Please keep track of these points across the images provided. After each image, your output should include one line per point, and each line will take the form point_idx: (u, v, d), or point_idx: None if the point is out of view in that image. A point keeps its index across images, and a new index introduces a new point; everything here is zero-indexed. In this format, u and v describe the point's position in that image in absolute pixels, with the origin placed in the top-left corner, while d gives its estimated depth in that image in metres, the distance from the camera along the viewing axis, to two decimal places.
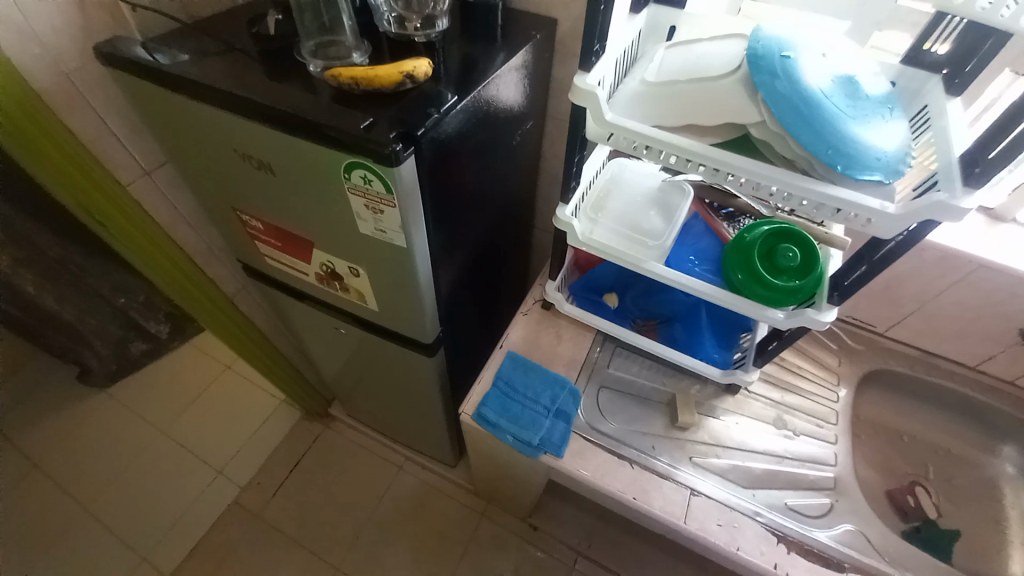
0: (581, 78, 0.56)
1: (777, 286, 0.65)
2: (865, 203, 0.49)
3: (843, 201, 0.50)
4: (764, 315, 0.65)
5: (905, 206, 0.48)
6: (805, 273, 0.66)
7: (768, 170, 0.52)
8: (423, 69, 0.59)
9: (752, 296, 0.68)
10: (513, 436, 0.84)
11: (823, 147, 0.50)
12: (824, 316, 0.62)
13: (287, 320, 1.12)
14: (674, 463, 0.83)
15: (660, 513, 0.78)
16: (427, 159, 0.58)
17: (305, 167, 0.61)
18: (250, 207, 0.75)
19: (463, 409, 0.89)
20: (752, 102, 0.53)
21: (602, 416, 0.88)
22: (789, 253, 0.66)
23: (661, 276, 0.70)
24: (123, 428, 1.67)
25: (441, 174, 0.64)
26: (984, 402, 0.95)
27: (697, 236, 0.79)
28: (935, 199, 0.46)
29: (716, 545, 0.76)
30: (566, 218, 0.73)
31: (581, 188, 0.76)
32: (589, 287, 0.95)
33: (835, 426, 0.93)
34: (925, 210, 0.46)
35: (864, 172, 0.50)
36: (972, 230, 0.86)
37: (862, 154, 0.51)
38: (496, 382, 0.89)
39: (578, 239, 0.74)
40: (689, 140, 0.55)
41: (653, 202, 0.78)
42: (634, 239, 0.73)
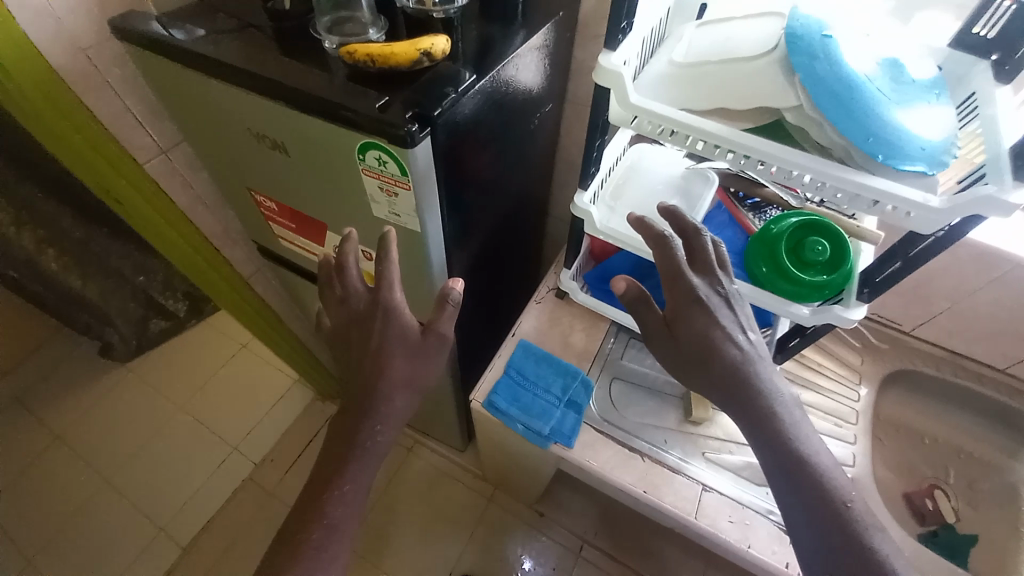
0: (605, 57, 0.53)
1: (803, 281, 0.63)
2: (906, 195, 0.46)
3: (880, 192, 0.47)
4: (788, 310, 0.64)
5: (949, 200, 0.45)
6: (834, 269, 0.63)
7: (803, 159, 0.49)
8: (441, 49, 0.57)
9: (777, 291, 0.65)
10: (522, 425, 0.84)
11: (863, 134, 0.47)
12: (851, 313, 0.61)
13: (303, 302, 1.12)
14: (687, 458, 0.82)
15: (670, 507, 0.77)
16: (443, 143, 0.56)
17: (318, 147, 0.59)
18: (264, 189, 0.75)
19: (473, 396, 0.89)
20: (789, 85, 0.50)
21: (615, 408, 0.87)
22: (818, 247, 0.63)
23: None
24: (143, 403, 1.71)
25: (457, 158, 0.62)
26: (1012, 406, 0.92)
27: (721, 226, 0.75)
28: (982, 193, 0.43)
29: (728, 542, 0.75)
30: (584, 205, 0.71)
31: (601, 174, 0.74)
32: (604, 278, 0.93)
33: (855, 426, 0.89)
34: (972, 204, 0.43)
35: (906, 162, 0.47)
36: (1011, 227, 0.82)
37: (904, 142, 0.47)
38: (507, 370, 0.89)
39: (596, 228, 0.72)
40: (718, 125, 0.52)
41: (675, 191, 0.75)
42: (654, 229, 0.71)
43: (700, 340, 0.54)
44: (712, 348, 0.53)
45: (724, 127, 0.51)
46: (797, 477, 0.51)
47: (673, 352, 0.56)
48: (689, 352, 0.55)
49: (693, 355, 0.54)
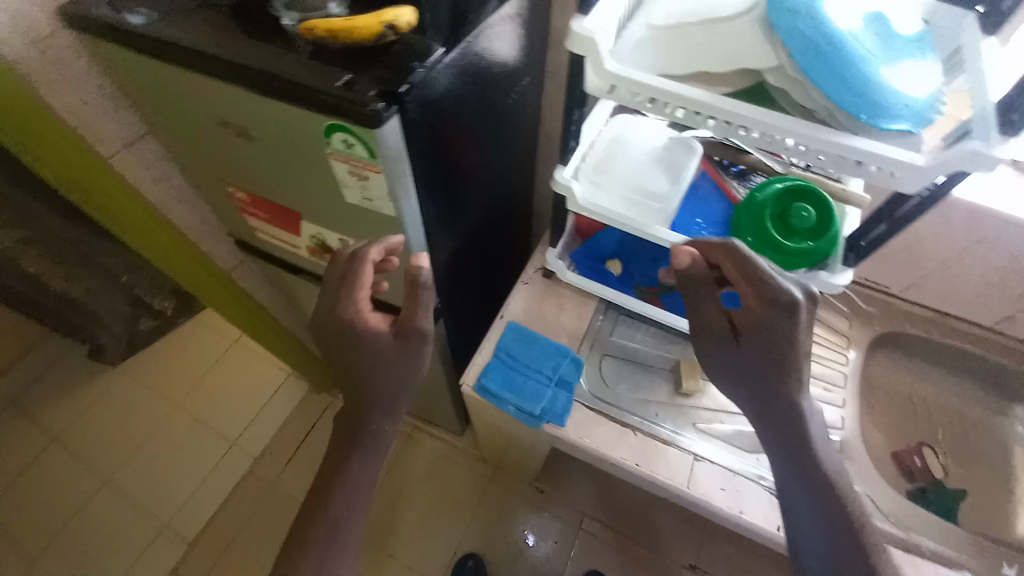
0: (578, 23, 0.50)
1: (789, 249, 0.62)
2: (890, 155, 0.45)
3: (865, 154, 0.46)
4: (776, 279, 0.63)
5: (934, 157, 0.44)
6: (820, 234, 0.62)
7: (785, 123, 0.47)
8: (408, 20, 0.54)
9: (762, 260, 0.65)
10: (514, 406, 0.84)
11: (846, 94, 0.45)
12: (837, 279, 0.60)
13: (288, 295, 1.09)
14: (678, 430, 0.83)
15: (664, 480, 0.78)
16: (414, 121, 0.54)
17: (285, 131, 0.56)
18: (235, 178, 0.72)
19: (463, 380, 0.88)
20: (770, 46, 0.47)
21: (605, 385, 0.87)
22: (803, 213, 0.62)
23: (664, 240, 0.67)
24: (137, 403, 1.69)
25: (431, 137, 0.60)
26: (1001, 364, 0.93)
27: (706, 196, 0.74)
28: (967, 150, 0.42)
29: (720, 508, 0.76)
30: (565, 181, 0.69)
31: (582, 148, 0.72)
32: (592, 256, 0.93)
33: (844, 390, 0.89)
34: (957, 161, 0.42)
35: (890, 121, 0.46)
36: (998, 185, 0.81)
37: (888, 100, 0.46)
38: (496, 353, 0.88)
39: (580, 204, 0.70)
40: (698, 91, 0.50)
41: (661, 161, 0.73)
42: (638, 204, 0.70)
43: (767, 344, 0.59)
44: (779, 360, 0.59)
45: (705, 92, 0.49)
46: (810, 476, 0.60)
47: (736, 354, 0.63)
48: (759, 347, 0.60)
49: (765, 353, 0.60)
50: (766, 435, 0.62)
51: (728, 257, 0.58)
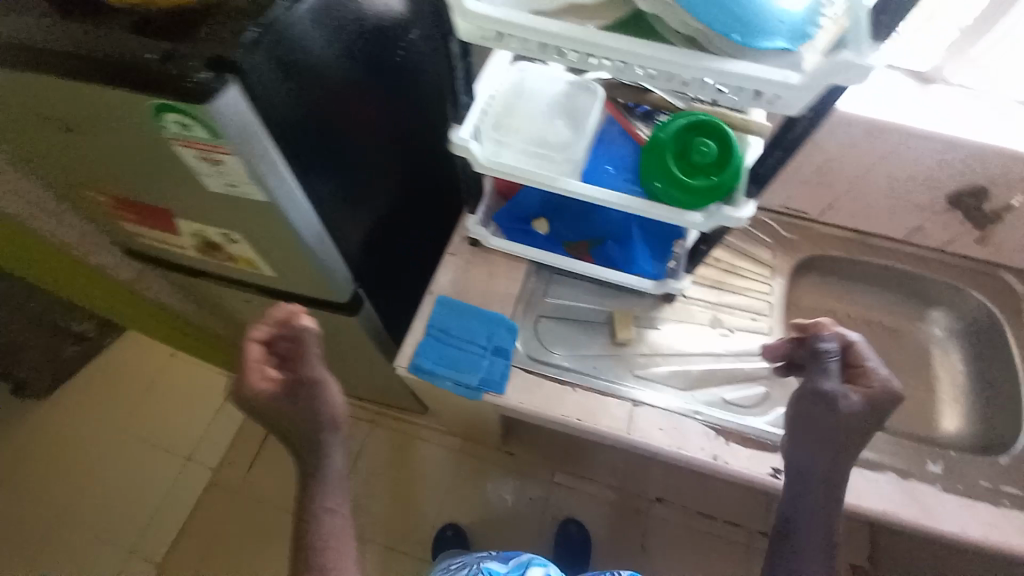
0: None
1: (694, 186, 0.61)
2: (767, 76, 0.42)
3: (742, 78, 0.43)
4: (683, 219, 0.62)
5: (808, 74, 0.42)
6: (722, 168, 0.61)
7: (658, 53, 0.44)
8: None
9: (671, 200, 0.63)
10: (452, 381, 0.82)
11: (713, 15, 0.42)
12: (741, 212, 0.60)
13: (198, 300, 1.01)
14: (616, 379, 0.83)
15: (605, 429, 0.79)
16: (262, 94, 0.48)
17: (114, 119, 0.49)
18: (89, 180, 0.63)
19: (398, 362, 0.85)
20: None
21: (542, 346, 0.86)
22: (704, 147, 0.60)
23: (573, 191, 0.65)
24: (74, 434, 1.58)
25: (294, 109, 0.53)
26: (917, 273, 0.97)
27: (613, 140, 0.71)
28: (839, 61, 0.39)
29: (661, 447, 0.78)
30: (462, 141, 0.64)
31: (478, 103, 0.67)
32: (517, 217, 0.90)
33: (769, 318, 0.92)
34: (831, 74, 0.40)
35: (764, 40, 0.43)
36: (898, 97, 0.80)
37: (761, 17, 0.43)
38: (428, 330, 0.85)
39: (482, 165, 0.66)
40: (567, 26, 0.46)
41: (562, 109, 0.69)
42: (543, 156, 0.67)
43: (869, 417, 0.67)
44: (866, 426, 0.68)
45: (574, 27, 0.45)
46: (819, 497, 0.68)
47: (846, 417, 0.68)
48: (866, 407, 0.67)
49: (867, 409, 0.67)
50: (803, 465, 0.70)
51: (879, 390, 0.67)
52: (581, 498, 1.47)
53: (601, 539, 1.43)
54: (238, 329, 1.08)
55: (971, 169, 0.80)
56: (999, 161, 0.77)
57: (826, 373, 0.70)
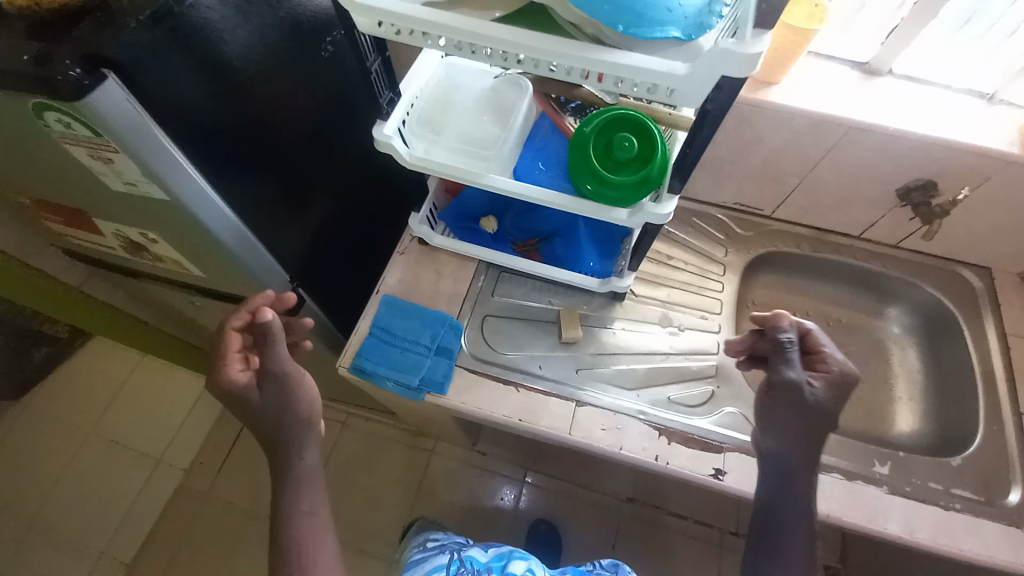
0: None
1: (618, 184, 0.60)
2: (654, 68, 0.41)
3: (631, 70, 0.42)
4: (608, 217, 0.61)
5: (694, 63, 0.40)
6: (646, 163, 0.60)
7: (544, 44, 0.43)
8: None
9: (598, 197, 0.62)
10: (393, 381, 0.81)
11: (599, 5, 0.41)
12: (662, 209, 0.58)
13: (149, 301, 1.00)
14: (561, 379, 0.82)
15: (546, 429, 0.78)
16: (151, 91, 0.47)
17: (6, 120, 0.49)
18: (8, 183, 0.63)
19: (339, 362, 0.84)
20: None
21: (488, 345, 0.85)
22: (625, 142, 0.59)
23: (499, 187, 0.64)
24: (44, 436, 1.58)
25: (194, 105, 0.52)
26: (872, 269, 0.95)
27: (544, 136, 0.70)
28: (721, 48, 0.39)
29: (603, 448, 0.76)
30: (386, 138, 0.62)
31: (406, 98, 0.66)
32: (463, 216, 0.88)
33: (719, 316, 0.91)
34: (714, 63, 0.39)
35: (655, 30, 0.42)
36: (840, 89, 0.78)
37: (649, 5, 0.41)
38: (372, 330, 0.84)
39: (408, 162, 0.65)
40: (456, 17, 0.44)
41: (490, 105, 0.69)
42: (471, 153, 0.66)
43: (836, 402, 0.67)
44: (833, 411, 0.66)
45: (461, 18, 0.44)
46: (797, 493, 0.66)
47: (813, 407, 0.66)
48: (833, 393, 0.67)
49: (833, 396, 0.66)
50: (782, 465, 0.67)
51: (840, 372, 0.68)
52: (551, 498, 1.46)
53: (572, 539, 1.41)
54: (193, 329, 1.07)
55: (916, 162, 0.78)
56: (943, 154, 0.76)
57: (790, 363, 0.68)
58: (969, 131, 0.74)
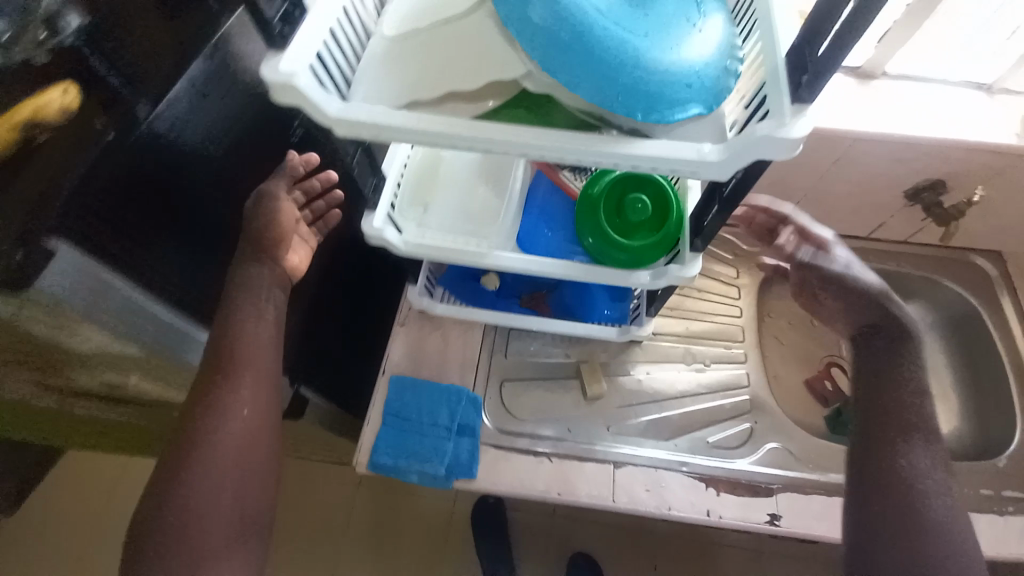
0: (270, 67, 0.36)
1: (633, 246, 0.56)
2: (682, 157, 0.36)
3: (656, 159, 0.37)
4: (629, 281, 0.57)
5: (726, 146, 0.36)
6: (660, 223, 0.57)
7: (555, 141, 0.38)
8: (63, 102, 0.43)
9: (619, 262, 0.58)
10: (417, 473, 0.75)
11: (611, 95, 0.36)
12: (687, 271, 0.54)
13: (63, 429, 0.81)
14: (594, 441, 0.78)
15: (588, 500, 0.73)
16: (102, 239, 0.46)
17: None
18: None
19: (355, 459, 0.78)
20: (511, 47, 0.38)
21: (510, 414, 0.80)
22: (638, 203, 0.57)
23: (507, 264, 0.58)
24: None
25: (149, 227, 0.50)
26: (885, 269, 0.93)
27: (545, 195, 0.66)
28: (754, 135, 0.34)
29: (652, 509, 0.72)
30: (378, 231, 0.56)
31: (392, 179, 0.60)
32: (466, 272, 0.83)
33: (742, 343, 0.88)
34: (753, 149, 0.34)
35: (676, 111, 0.37)
36: (839, 98, 0.75)
37: (666, 86, 0.37)
38: (384, 418, 0.78)
39: (404, 249, 0.59)
40: (447, 120, 0.39)
41: (483, 173, 0.64)
42: (470, 229, 0.61)
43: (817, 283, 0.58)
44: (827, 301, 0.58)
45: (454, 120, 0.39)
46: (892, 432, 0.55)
47: None
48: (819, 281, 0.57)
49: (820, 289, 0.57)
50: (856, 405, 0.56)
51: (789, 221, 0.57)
52: None
53: None
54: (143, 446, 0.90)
55: (923, 164, 0.76)
56: (951, 154, 0.74)
57: None
58: (974, 129, 0.72)
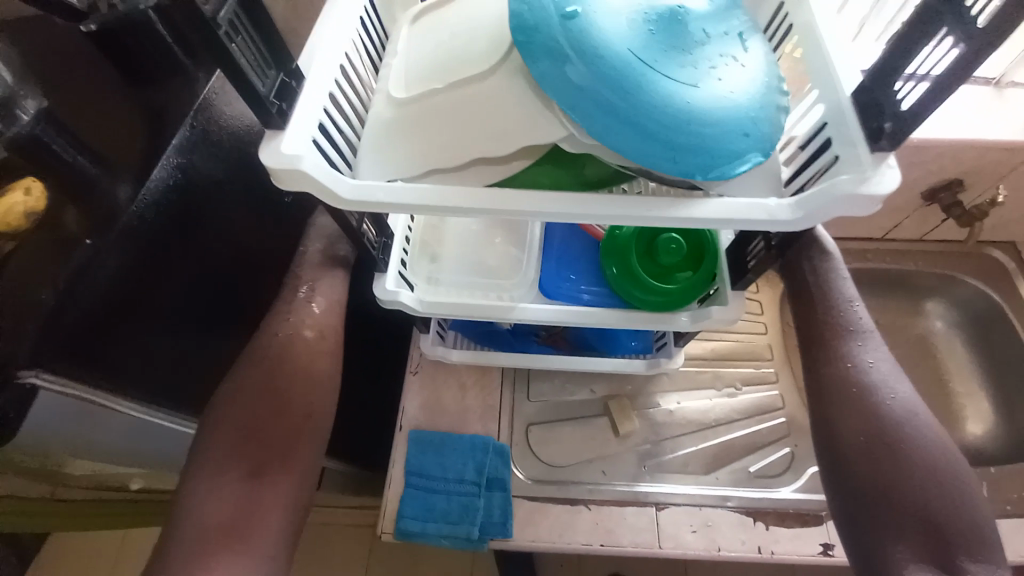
0: (271, 152, 0.33)
1: (667, 288, 0.53)
2: (750, 215, 0.34)
3: (725, 219, 0.34)
4: (666, 325, 0.53)
5: (801, 202, 0.34)
6: (695, 263, 0.55)
7: (605, 207, 0.34)
8: (27, 205, 0.46)
9: (655, 306, 0.54)
10: (449, 537, 0.70)
11: (665, 156, 0.33)
12: (730, 312, 0.50)
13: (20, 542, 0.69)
14: (632, 481, 0.74)
15: (633, 549, 0.69)
16: (88, 346, 0.45)
17: None
18: None
19: (380, 527, 0.72)
20: (547, 110, 0.34)
21: (541, 461, 0.76)
22: (671, 244, 0.55)
23: (534, 317, 0.54)
24: None
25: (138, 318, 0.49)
26: (903, 269, 0.91)
27: (564, 238, 0.61)
28: (841, 190, 0.33)
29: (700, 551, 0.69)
30: (393, 293, 0.52)
31: (399, 238, 0.56)
32: None
33: (771, 361, 0.85)
34: (832, 207, 0.33)
35: (734, 164, 0.33)
36: None
37: (722, 140, 0.33)
38: (407, 480, 0.72)
39: (421, 310, 0.54)
40: (476, 191, 0.35)
41: (496, 222, 0.60)
42: (490, 283, 0.57)
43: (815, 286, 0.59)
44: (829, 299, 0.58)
45: (481, 191, 0.35)
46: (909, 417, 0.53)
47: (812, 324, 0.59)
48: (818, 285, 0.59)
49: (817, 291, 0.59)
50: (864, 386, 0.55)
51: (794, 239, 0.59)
52: None
53: None
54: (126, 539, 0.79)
55: (940, 164, 0.74)
56: (965, 154, 0.72)
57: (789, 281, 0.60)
58: (986, 126, 0.70)
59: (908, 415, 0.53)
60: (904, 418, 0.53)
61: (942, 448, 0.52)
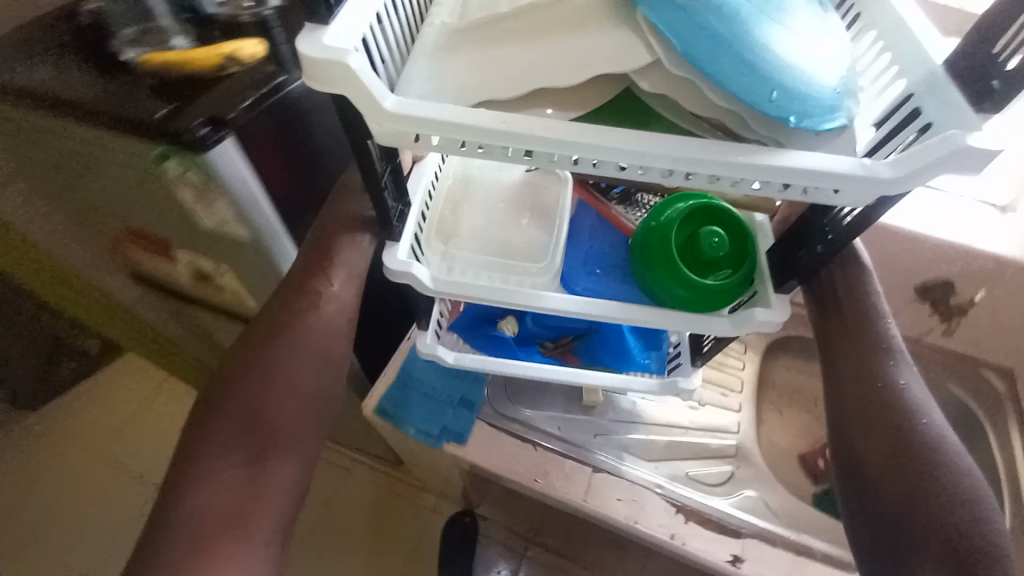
0: (312, 41, 0.32)
1: (709, 287, 0.50)
2: (849, 169, 0.31)
3: (805, 175, 0.32)
4: (700, 327, 0.51)
5: (895, 162, 0.31)
6: (737, 262, 0.51)
7: (681, 149, 0.33)
8: (256, 51, 0.55)
9: (684, 307, 0.51)
10: (415, 428, 0.82)
11: (754, 91, 0.33)
12: (772, 314, 0.48)
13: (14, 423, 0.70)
14: (580, 445, 0.82)
15: (560, 493, 0.77)
16: (247, 144, 0.56)
17: (118, 169, 0.58)
18: (114, 216, 0.69)
19: (365, 403, 0.85)
20: (637, 36, 0.34)
21: (512, 402, 0.86)
22: (714, 239, 0.50)
23: (546, 304, 0.53)
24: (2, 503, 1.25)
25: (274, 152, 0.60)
26: None
27: (591, 239, 0.63)
28: (960, 143, 0.29)
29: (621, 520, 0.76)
30: (402, 264, 0.51)
31: (416, 205, 0.56)
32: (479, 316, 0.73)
33: (739, 394, 0.94)
34: (941, 164, 0.30)
35: (824, 120, 0.34)
36: None
37: (811, 90, 0.34)
38: (398, 374, 0.85)
39: (434, 288, 0.53)
40: (529, 119, 0.34)
41: (520, 208, 0.64)
42: (515, 263, 0.59)
43: (852, 301, 0.51)
44: (869, 318, 0.50)
45: (536, 121, 0.34)
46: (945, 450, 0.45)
47: (849, 342, 0.51)
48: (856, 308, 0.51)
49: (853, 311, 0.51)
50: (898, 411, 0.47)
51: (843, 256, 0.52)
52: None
53: None
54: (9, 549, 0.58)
55: (938, 260, 0.82)
56: (954, 255, 0.80)
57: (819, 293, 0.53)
58: (976, 236, 0.79)
59: (941, 438, 0.45)
60: (939, 445, 0.45)
61: (973, 476, 0.44)
